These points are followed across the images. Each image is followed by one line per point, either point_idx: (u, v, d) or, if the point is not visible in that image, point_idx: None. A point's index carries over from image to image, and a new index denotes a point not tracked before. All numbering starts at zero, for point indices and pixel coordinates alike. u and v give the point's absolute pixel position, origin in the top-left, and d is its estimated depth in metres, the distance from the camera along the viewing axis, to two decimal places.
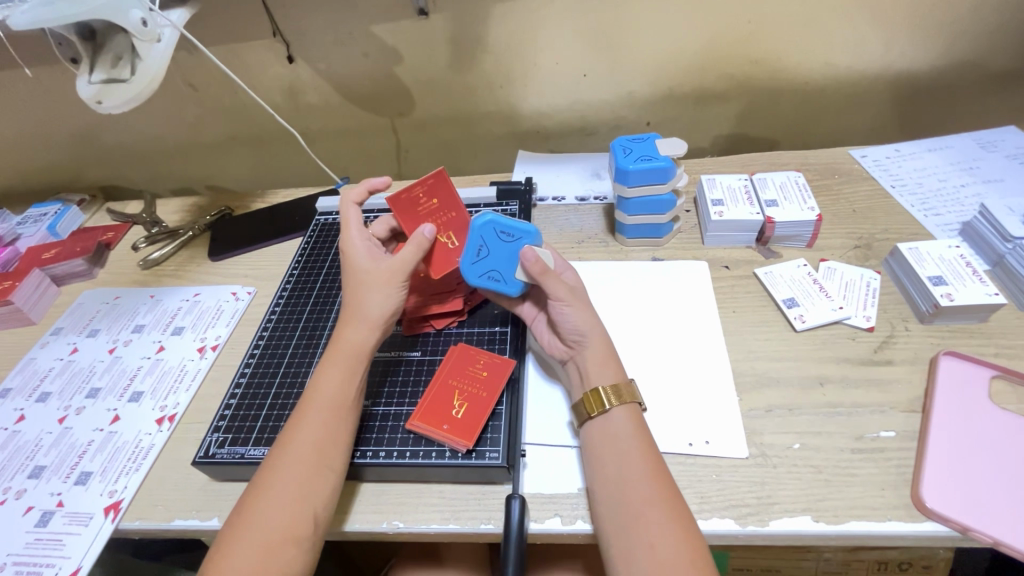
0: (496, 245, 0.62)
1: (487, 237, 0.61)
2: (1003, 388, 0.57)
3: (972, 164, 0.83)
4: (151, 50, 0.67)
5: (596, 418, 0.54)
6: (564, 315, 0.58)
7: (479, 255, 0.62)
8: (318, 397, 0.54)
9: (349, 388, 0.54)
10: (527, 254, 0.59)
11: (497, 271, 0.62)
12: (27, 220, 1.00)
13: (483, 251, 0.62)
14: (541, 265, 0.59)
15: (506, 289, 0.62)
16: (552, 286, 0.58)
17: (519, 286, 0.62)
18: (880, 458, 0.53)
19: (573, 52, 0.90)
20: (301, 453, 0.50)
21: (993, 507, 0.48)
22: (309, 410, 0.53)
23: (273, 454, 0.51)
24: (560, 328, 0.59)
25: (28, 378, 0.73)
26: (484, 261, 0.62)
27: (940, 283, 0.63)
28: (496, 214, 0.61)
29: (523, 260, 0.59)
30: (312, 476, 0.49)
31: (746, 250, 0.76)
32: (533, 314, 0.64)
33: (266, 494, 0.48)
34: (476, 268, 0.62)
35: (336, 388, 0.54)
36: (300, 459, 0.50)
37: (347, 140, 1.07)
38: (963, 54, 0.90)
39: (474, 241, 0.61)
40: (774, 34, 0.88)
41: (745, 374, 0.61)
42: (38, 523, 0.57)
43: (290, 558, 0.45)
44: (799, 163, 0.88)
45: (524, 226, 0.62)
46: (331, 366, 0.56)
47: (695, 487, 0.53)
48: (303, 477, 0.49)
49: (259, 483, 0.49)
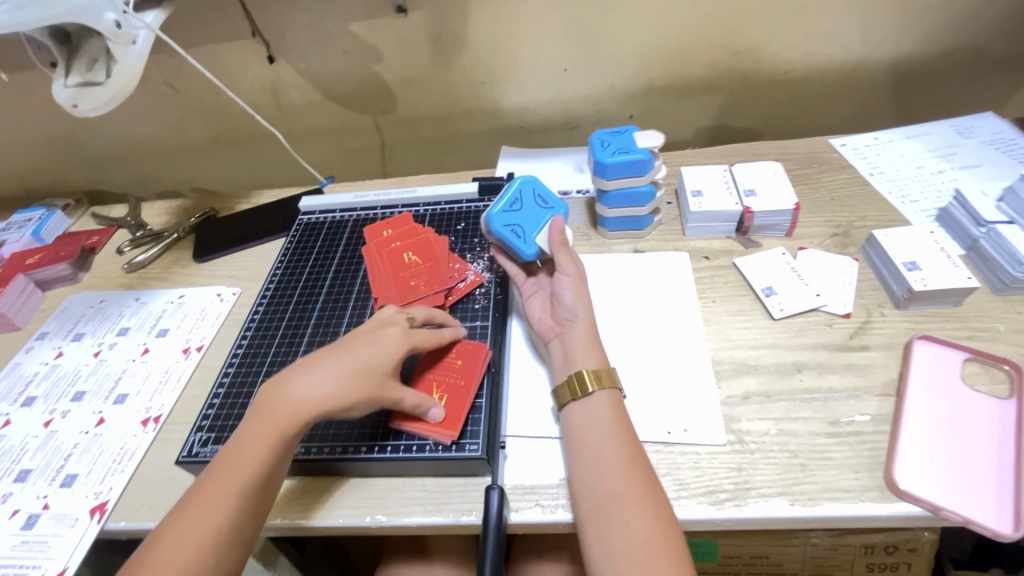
0: (529, 204, 0.69)
1: (525, 195, 0.70)
2: (976, 369, 0.58)
3: (950, 150, 0.84)
4: (126, 52, 0.66)
5: (578, 400, 0.55)
6: (565, 290, 0.61)
7: (512, 206, 0.68)
8: (236, 462, 0.50)
9: (271, 458, 0.51)
10: (555, 223, 0.66)
11: (519, 226, 0.66)
12: (11, 225, 1.00)
13: (517, 204, 0.68)
14: (563, 239, 0.65)
15: (522, 246, 0.66)
16: (563, 259, 0.63)
17: (534, 248, 0.65)
18: (855, 442, 0.54)
19: (553, 46, 0.91)
20: (199, 523, 0.47)
21: (963, 487, 0.49)
22: (225, 476, 0.49)
23: (177, 512, 0.48)
24: (558, 304, 0.61)
25: (14, 383, 0.74)
26: (512, 214, 0.68)
27: (914, 268, 0.64)
28: (536, 180, 0.71)
29: (550, 226, 0.65)
30: (204, 554, 0.46)
31: (726, 240, 0.76)
32: (532, 291, 0.66)
33: (159, 554, 0.46)
34: (504, 217, 0.67)
35: (254, 456, 0.50)
36: (198, 529, 0.47)
37: (331, 139, 1.07)
38: (942, 40, 0.90)
39: (511, 195, 0.69)
40: (753, 25, 0.88)
41: (723, 362, 0.62)
42: (24, 527, 0.58)
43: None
44: (779, 153, 0.89)
45: (557, 199, 0.70)
46: (259, 428, 0.51)
47: (674, 474, 0.53)
48: (194, 554, 0.46)
49: (161, 536, 0.47)
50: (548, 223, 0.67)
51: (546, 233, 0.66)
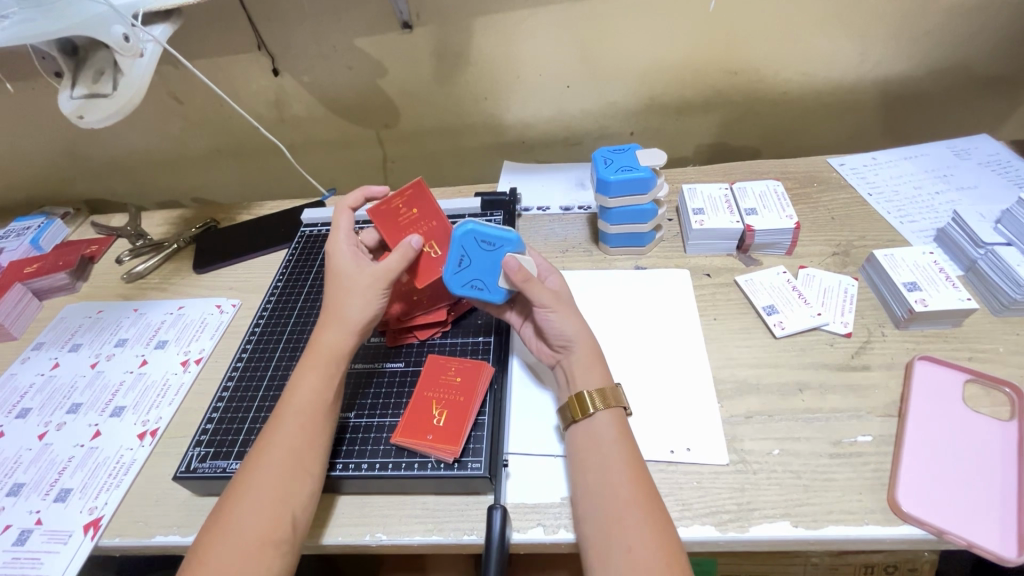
0: (477, 254, 0.61)
1: (469, 246, 0.61)
2: (977, 391, 0.58)
3: (946, 171, 0.85)
4: (133, 65, 0.67)
5: (580, 422, 0.54)
6: (549, 322, 0.59)
7: (462, 264, 0.61)
8: (294, 403, 0.54)
9: (327, 392, 0.55)
10: (510, 262, 0.59)
11: (478, 280, 0.61)
12: (9, 233, 0.99)
13: (465, 260, 0.61)
14: (526, 273, 0.59)
15: (490, 297, 0.62)
16: (536, 294, 0.58)
17: (502, 292, 0.62)
18: (858, 463, 0.54)
19: (556, 63, 0.92)
20: (278, 457, 0.50)
21: (967, 511, 0.49)
22: (287, 417, 0.53)
23: (250, 460, 0.51)
24: (548, 334, 0.59)
25: (8, 395, 0.73)
26: (465, 272, 0.62)
27: (914, 289, 0.64)
28: (474, 223, 0.61)
29: (505, 269, 0.59)
30: (289, 479, 0.49)
31: (727, 258, 0.77)
32: (521, 319, 0.65)
33: (243, 498, 0.48)
34: (459, 277, 0.62)
35: (313, 392, 0.54)
36: (278, 461, 0.50)
37: (333, 151, 1.07)
38: (937, 64, 0.92)
39: (454, 252, 0.61)
40: (752, 45, 0.90)
41: (726, 380, 0.62)
42: (16, 543, 0.57)
43: (269, 561, 0.45)
44: (778, 172, 0.90)
45: (504, 234, 0.61)
46: (309, 372, 0.55)
47: (677, 494, 0.53)
48: (281, 481, 0.49)
49: (236, 488, 0.49)
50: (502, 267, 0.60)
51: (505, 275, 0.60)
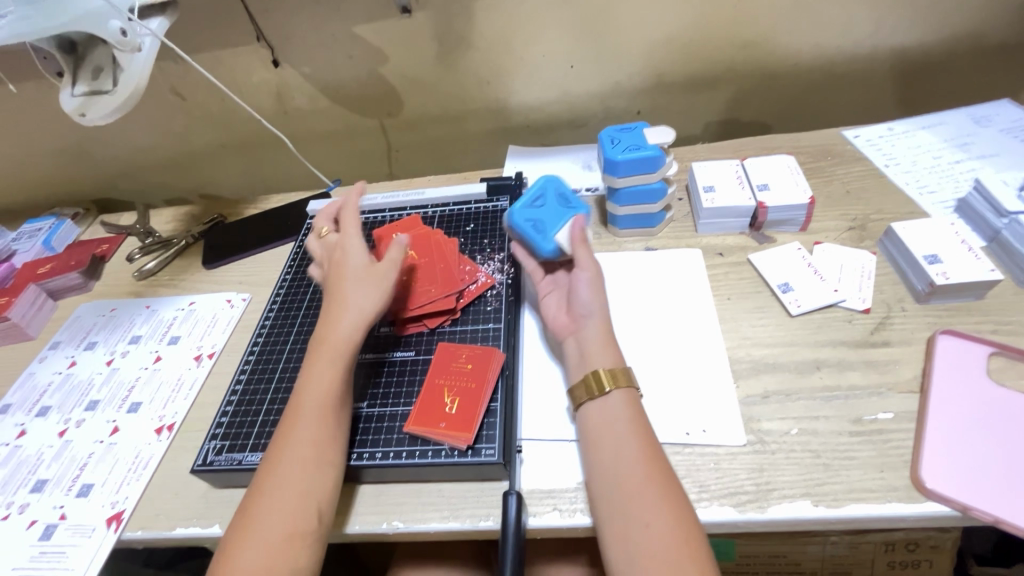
0: (552, 203, 0.67)
1: (550, 193, 0.68)
2: (1003, 364, 0.56)
3: (966, 140, 0.82)
4: (131, 60, 0.66)
5: (595, 400, 0.53)
6: (583, 286, 0.60)
7: (535, 203, 0.66)
8: (310, 397, 0.53)
9: (338, 383, 0.55)
10: (577, 221, 0.64)
11: (541, 220, 0.65)
12: (21, 235, 1.00)
13: (540, 202, 0.67)
14: (583, 237, 0.63)
15: (541, 240, 0.64)
16: (581, 253, 0.61)
17: (553, 246, 0.64)
18: (879, 441, 0.53)
19: (559, 43, 0.90)
20: (298, 452, 0.50)
21: (991, 485, 0.48)
22: (303, 413, 0.53)
23: (269, 457, 0.51)
24: (575, 300, 0.60)
25: (28, 394, 0.74)
26: (535, 210, 0.66)
27: (935, 261, 0.62)
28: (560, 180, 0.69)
29: (571, 223, 0.64)
30: (312, 472, 0.49)
31: (739, 236, 0.75)
32: (549, 289, 0.65)
33: (268, 495, 0.48)
34: (524, 212, 0.65)
35: (325, 384, 0.54)
36: (297, 458, 0.50)
37: (337, 141, 1.06)
38: (955, 30, 0.89)
39: (535, 190, 0.67)
40: (762, 16, 0.87)
41: (741, 360, 0.61)
42: (43, 537, 0.58)
43: (301, 552, 0.46)
44: (791, 146, 0.87)
45: (579, 201, 0.69)
46: (320, 365, 0.56)
47: (694, 476, 0.52)
48: (303, 474, 0.49)
49: (258, 488, 0.49)
50: (569, 220, 0.65)
51: (567, 232, 0.64)
